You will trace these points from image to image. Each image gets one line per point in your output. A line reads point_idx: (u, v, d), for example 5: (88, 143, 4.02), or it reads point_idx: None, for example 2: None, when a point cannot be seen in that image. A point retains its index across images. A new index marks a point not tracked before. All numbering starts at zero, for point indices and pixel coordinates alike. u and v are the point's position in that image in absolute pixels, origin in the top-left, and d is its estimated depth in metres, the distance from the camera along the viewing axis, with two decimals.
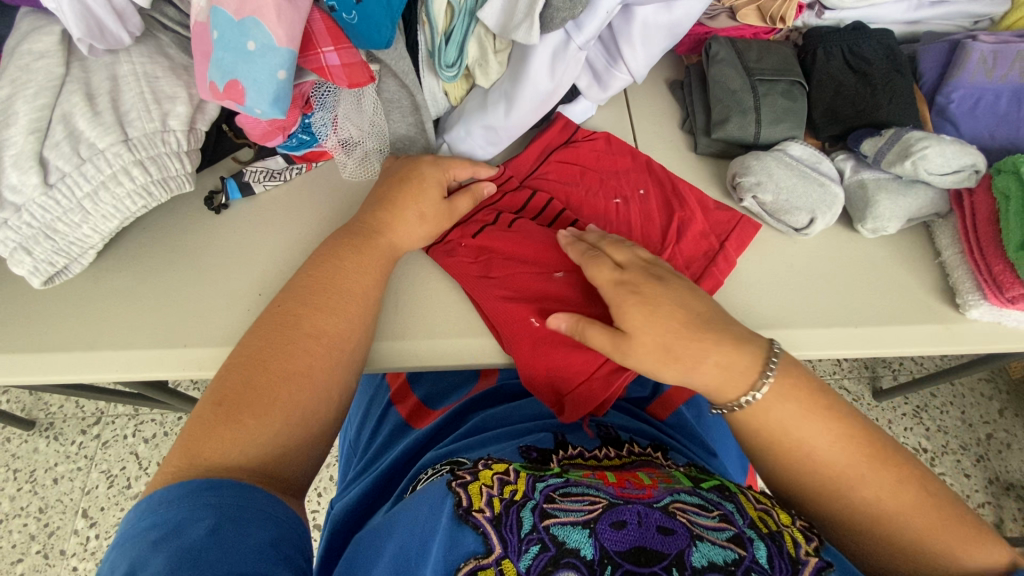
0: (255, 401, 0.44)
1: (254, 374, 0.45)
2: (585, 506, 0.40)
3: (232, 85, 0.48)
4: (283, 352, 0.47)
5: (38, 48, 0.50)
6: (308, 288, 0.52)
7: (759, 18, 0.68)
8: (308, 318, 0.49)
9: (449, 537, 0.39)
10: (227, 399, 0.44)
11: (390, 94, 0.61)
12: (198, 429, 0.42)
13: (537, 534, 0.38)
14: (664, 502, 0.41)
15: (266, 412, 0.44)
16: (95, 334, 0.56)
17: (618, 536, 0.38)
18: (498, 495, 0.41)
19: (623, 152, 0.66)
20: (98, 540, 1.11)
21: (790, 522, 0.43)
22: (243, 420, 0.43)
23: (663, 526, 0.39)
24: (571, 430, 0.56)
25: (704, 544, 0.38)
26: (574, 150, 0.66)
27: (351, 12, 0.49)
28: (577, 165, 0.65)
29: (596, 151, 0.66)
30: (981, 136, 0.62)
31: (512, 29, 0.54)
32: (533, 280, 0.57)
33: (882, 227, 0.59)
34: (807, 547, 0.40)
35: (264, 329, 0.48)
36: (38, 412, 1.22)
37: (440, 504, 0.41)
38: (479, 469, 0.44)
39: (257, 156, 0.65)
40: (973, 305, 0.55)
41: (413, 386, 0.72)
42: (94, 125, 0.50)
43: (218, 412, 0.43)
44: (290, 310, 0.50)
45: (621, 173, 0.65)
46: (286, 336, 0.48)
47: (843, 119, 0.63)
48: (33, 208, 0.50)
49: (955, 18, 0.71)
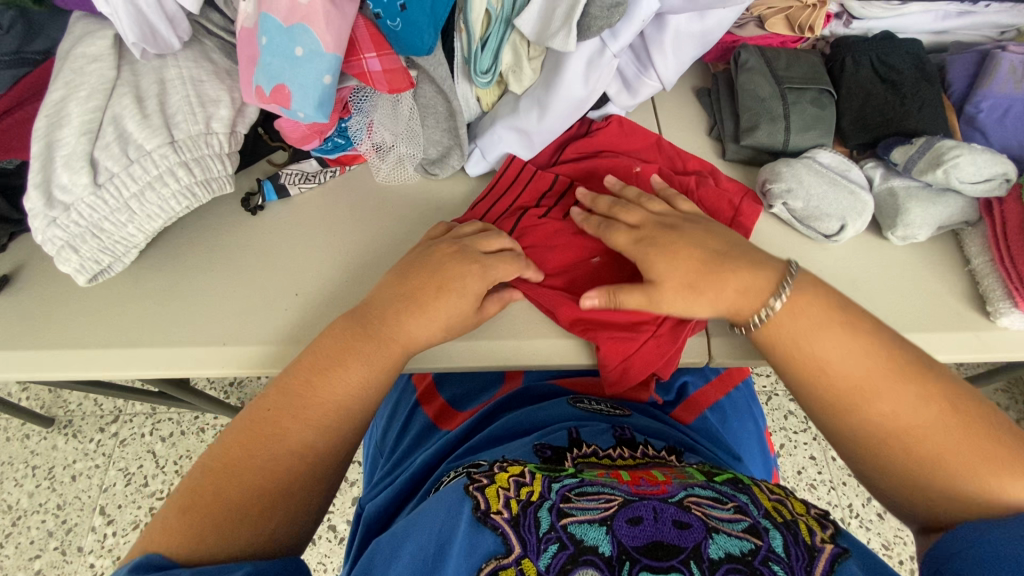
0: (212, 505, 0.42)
1: (225, 479, 0.44)
2: (601, 504, 0.41)
3: (279, 90, 0.49)
4: (264, 451, 0.46)
5: (90, 52, 0.52)
6: (360, 325, 0.52)
7: (788, 27, 0.68)
8: (293, 406, 0.48)
9: (469, 539, 0.40)
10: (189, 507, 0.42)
11: (427, 100, 0.61)
12: (160, 534, 0.41)
13: (555, 533, 0.39)
14: (679, 497, 0.42)
15: (237, 521, 0.43)
16: (135, 331, 0.57)
17: (635, 531, 0.39)
18: (515, 497, 0.42)
19: (634, 133, 0.67)
20: (115, 537, 1.12)
21: (805, 512, 0.43)
22: (220, 508, 0.43)
23: (679, 520, 0.40)
24: (586, 427, 0.57)
25: (721, 536, 0.39)
26: (587, 140, 0.67)
27: (395, 19, 0.50)
28: (593, 153, 0.67)
29: (609, 137, 0.67)
30: (1010, 145, 0.62)
31: (548, 36, 0.55)
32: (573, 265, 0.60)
33: (912, 234, 0.59)
34: (824, 535, 0.40)
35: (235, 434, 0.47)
36: (57, 410, 1.24)
37: (458, 507, 0.42)
38: (495, 471, 0.45)
39: (293, 159, 0.66)
40: (1004, 313, 0.56)
41: (439, 387, 0.73)
42: (143, 128, 0.51)
43: (181, 518, 0.42)
44: (283, 391, 0.48)
45: (636, 153, 0.67)
46: (270, 428, 0.47)
47: (873, 127, 0.64)
48: (82, 207, 0.51)
49: (982, 29, 0.71)
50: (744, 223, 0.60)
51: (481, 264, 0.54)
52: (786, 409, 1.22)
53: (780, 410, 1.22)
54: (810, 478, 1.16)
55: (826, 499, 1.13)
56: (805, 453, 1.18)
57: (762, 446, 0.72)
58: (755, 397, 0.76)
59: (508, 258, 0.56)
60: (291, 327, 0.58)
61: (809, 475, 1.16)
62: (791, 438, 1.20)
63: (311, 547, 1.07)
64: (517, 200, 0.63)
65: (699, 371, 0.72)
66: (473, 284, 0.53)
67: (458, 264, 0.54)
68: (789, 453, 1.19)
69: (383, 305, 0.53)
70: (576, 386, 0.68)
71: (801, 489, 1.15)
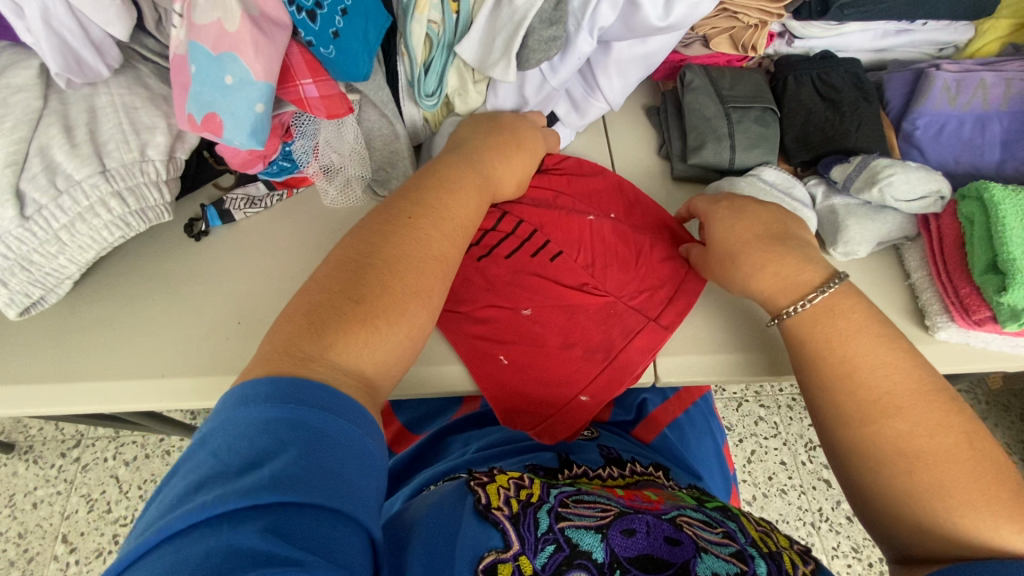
0: (368, 300, 0.41)
1: (359, 271, 0.43)
2: (597, 513, 0.41)
3: (210, 119, 0.49)
4: (407, 247, 0.45)
5: (16, 82, 0.50)
6: (470, 160, 0.54)
7: (731, 47, 0.69)
8: (430, 215, 0.48)
9: (472, 531, 0.38)
10: (349, 300, 0.41)
11: (370, 123, 0.61)
12: (306, 326, 0.39)
13: (553, 534, 0.39)
14: (671, 515, 0.42)
15: (399, 311, 0.42)
16: (70, 365, 0.55)
17: (627, 543, 0.39)
18: (515, 496, 0.41)
19: (593, 174, 0.66)
20: (77, 566, 1.09)
21: (788, 545, 0.44)
22: (383, 297, 0.42)
23: (671, 537, 0.40)
24: (575, 451, 0.57)
25: (709, 556, 0.39)
26: (548, 177, 0.64)
27: (328, 46, 0.49)
28: (550, 189, 0.64)
29: (568, 174, 0.65)
30: (946, 161, 0.64)
31: (489, 65, 0.56)
32: (503, 316, 0.57)
33: (853, 251, 0.60)
34: (806, 569, 0.41)
35: (373, 232, 0.46)
36: (17, 435, 1.20)
37: (460, 502, 0.41)
38: (495, 473, 0.45)
39: (239, 183, 0.65)
40: (941, 327, 0.57)
41: (395, 411, 0.72)
42: (72, 157, 0.50)
43: (350, 309, 0.41)
44: (416, 201, 0.48)
45: (593, 194, 0.64)
46: (405, 230, 0.46)
47: (814, 145, 0.65)
48: (9, 240, 0.50)
49: (920, 46, 0.73)
50: (680, 309, 0.58)
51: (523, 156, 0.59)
52: (756, 415, 1.23)
53: (750, 416, 1.23)
54: (781, 483, 1.17)
55: (797, 503, 1.15)
56: (776, 458, 1.19)
57: (721, 462, 0.72)
58: (715, 413, 0.76)
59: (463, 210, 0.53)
60: (233, 357, 0.57)
61: (780, 480, 1.17)
62: (762, 444, 1.21)
63: None
64: None
65: (657, 389, 0.73)
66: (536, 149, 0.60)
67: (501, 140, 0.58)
68: (760, 459, 1.19)
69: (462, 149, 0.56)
70: None
71: (771, 494, 1.16)
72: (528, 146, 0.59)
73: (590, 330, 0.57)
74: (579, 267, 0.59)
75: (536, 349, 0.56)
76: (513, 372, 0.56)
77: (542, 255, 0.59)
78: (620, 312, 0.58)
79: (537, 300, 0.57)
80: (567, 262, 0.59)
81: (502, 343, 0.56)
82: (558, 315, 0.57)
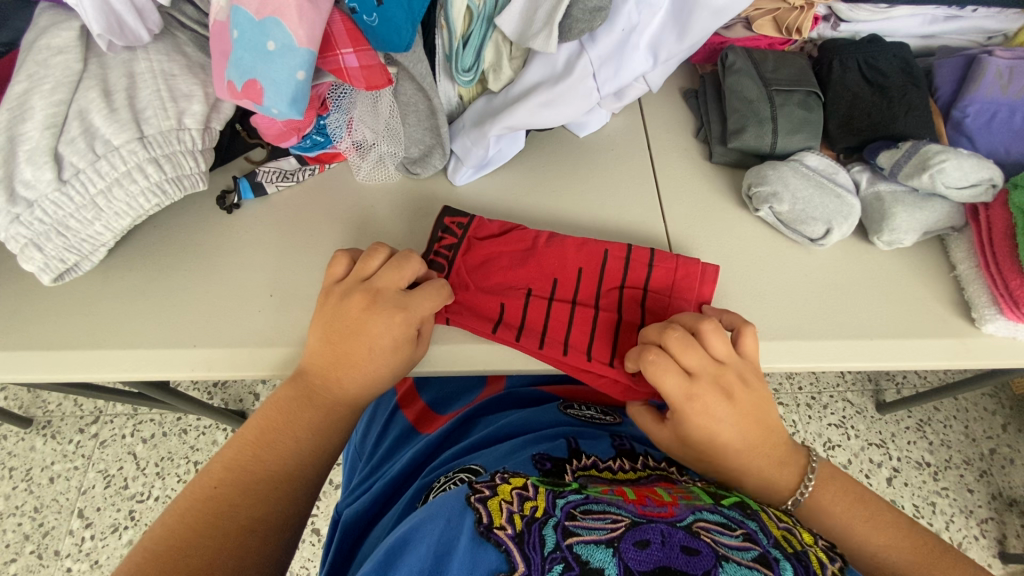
0: (192, 541, 0.41)
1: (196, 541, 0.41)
2: (607, 525, 0.38)
3: (250, 85, 0.48)
4: (244, 482, 0.45)
5: (55, 43, 0.50)
6: (303, 393, 0.49)
7: (775, 29, 0.68)
8: (242, 478, 0.45)
9: (471, 556, 0.37)
10: (171, 545, 0.41)
11: (407, 97, 0.59)
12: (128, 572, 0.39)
13: (561, 552, 0.36)
14: (687, 521, 0.39)
15: (215, 549, 0.41)
16: (102, 332, 0.55)
17: (642, 556, 0.36)
18: (518, 512, 0.39)
19: (501, 272, 0.57)
20: (93, 541, 1.10)
21: (813, 542, 0.41)
22: (202, 545, 0.41)
23: (688, 546, 0.37)
24: (584, 437, 0.54)
25: (730, 564, 0.36)
26: (472, 287, 0.57)
27: (371, 14, 0.49)
28: (485, 290, 0.57)
29: (467, 287, 0.57)
30: (996, 151, 0.62)
31: (529, 36, 0.55)
32: (557, 329, 0.55)
33: (898, 240, 0.59)
34: (834, 568, 0.38)
35: (209, 474, 0.45)
36: (36, 410, 1.21)
37: (458, 518, 0.39)
38: (497, 483, 0.42)
39: (270, 156, 0.64)
40: (989, 319, 0.55)
41: (420, 391, 0.71)
42: (110, 122, 0.50)
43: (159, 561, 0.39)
44: (229, 466, 0.46)
45: (509, 286, 0.57)
46: (219, 503, 0.43)
47: (860, 130, 0.63)
48: (46, 204, 0.50)
49: (968, 33, 0.71)
50: (690, 271, 0.56)
51: (405, 312, 0.50)
52: None
53: None
54: None
55: None
56: None
57: None
58: None
59: (353, 381, 0.50)
60: (265, 329, 0.56)
61: None
62: None
63: None
64: (467, 296, 0.57)
65: None
66: (396, 332, 0.50)
67: (376, 304, 0.50)
68: None
69: (318, 360, 0.50)
70: (562, 392, 0.67)
71: None
72: (383, 337, 0.50)
73: (633, 312, 0.56)
74: (585, 287, 0.57)
75: (606, 327, 0.55)
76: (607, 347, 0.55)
77: (540, 327, 0.55)
78: (629, 275, 0.56)
79: (580, 304, 0.56)
80: (561, 310, 0.56)
81: (573, 331, 0.55)
82: (607, 310, 0.56)
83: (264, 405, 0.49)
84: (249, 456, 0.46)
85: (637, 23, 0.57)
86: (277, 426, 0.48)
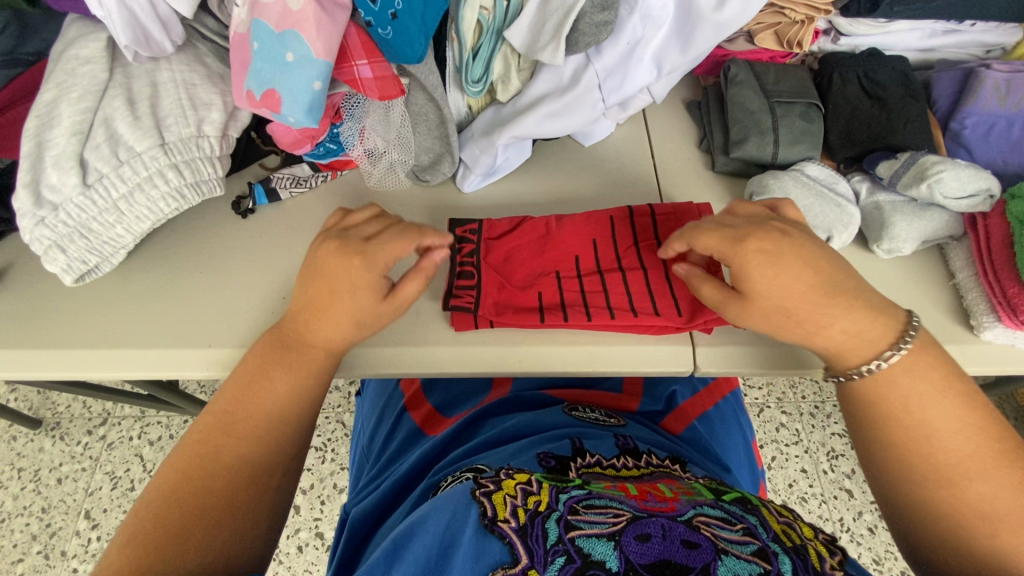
0: (182, 492, 0.44)
1: (175, 507, 0.43)
2: (609, 518, 0.39)
3: (269, 95, 0.50)
4: (230, 429, 0.48)
5: (84, 54, 0.53)
6: (279, 343, 0.52)
7: (777, 43, 0.69)
8: (224, 428, 0.48)
9: (475, 546, 0.38)
10: (165, 496, 0.44)
11: (418, 107, 0.61)
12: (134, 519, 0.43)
13: (563, 544, 0.37)
14: (688, 515, 0.40)
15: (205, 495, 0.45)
16: (120, 332, 0.57)
17: (643, 549, 0.37)
18: (522, 506, 0.40)
19: (532, 259, 0.59)
20: (99, 542, 1.11)
21: (814, 537, 0.41)
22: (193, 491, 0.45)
23: (688, 539, 0.37)
24: (589, 437, 0.55)
25: (730, 557, 0.36)
26: (508, 285, 0.58)
27: (386, 27, 0.51)
28: (519, 286, 0.58)
29: (502, 279, 0.58)
30: (994, 162, 0.63)
31: (537, 50, 0.57)
32: (594, 293, 0.57)
33: (897, 248, 0.60)
34: (833, 561, 0.38)
35: (199, 427, 0.49)
36: (45, 411, 1.22)
37: (463, 511, 0.41)
38: (502, 479, 0.44)
39: (284, 163, 0.67)
40: (987, 327, 0.56)
41: (427, 393, 0.73)
42: (133, 129, 0.52)
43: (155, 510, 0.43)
44: (213, 418, 0.49)
45: (541, 274, 0.58)
46: (205, 451, 0.47)
47: (859, 141, 0.65)
48: (71, 207, 0.51)
49: (967, 47, 0.72)
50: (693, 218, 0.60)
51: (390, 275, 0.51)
52: (778, 421, 1.22)
53: (771, 422, 1.22)
54: (802, 491, 1.16)
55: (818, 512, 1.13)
56: (796, 466, 1.18)
57: (750, 457, 0.71)
58: (744, 408, 0.76)
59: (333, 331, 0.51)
60: None
61: (800, 488, 1.16)
62: (782, 451, 1.19)
63: (296, 555, 1.05)
64: (504, 285, 0.58)
65: (687, 381, 0.73)
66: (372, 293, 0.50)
67: (362, 258, 0.51)
68: (780, 465, 1.18)
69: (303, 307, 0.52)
70: (567, 396, 0.68)
71: (792, 501, 1.14)
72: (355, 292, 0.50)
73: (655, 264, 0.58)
74: (606, 254, 0.59)
75: (640, 282, 0.57)
76: (647, 302, 0.56)
77: (580, 300, 0.56)
78: (640, 234, 0.60)
79: (608, 268, 0.58)
80: (593, 281, 0.57)
81: (609, 292, 0.57)
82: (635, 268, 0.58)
83: (252, 354, 0.52)
84: (236, 401, 0.49)
85: (640, 39, 0.59)
86: (261, 372, 0.50)
